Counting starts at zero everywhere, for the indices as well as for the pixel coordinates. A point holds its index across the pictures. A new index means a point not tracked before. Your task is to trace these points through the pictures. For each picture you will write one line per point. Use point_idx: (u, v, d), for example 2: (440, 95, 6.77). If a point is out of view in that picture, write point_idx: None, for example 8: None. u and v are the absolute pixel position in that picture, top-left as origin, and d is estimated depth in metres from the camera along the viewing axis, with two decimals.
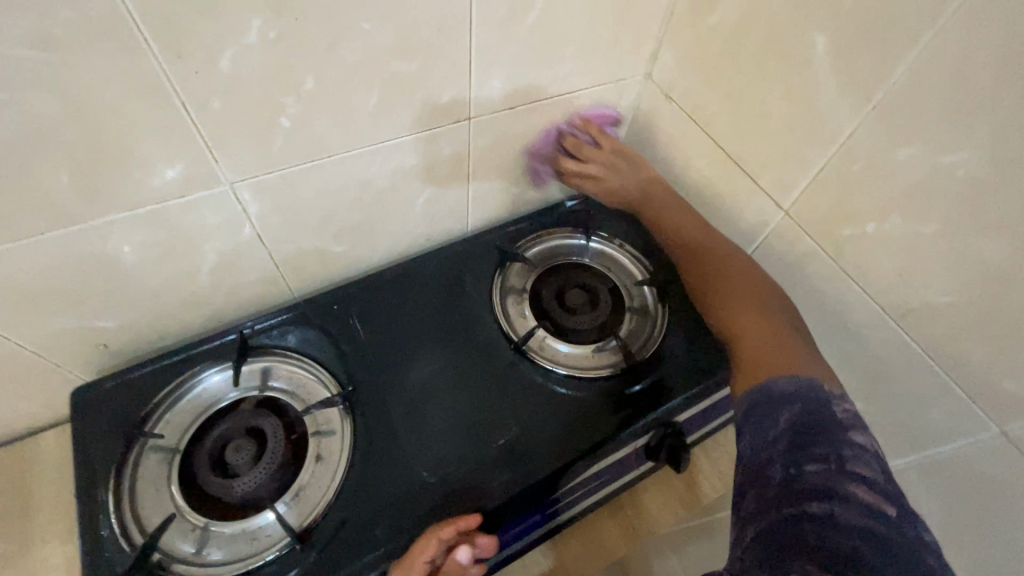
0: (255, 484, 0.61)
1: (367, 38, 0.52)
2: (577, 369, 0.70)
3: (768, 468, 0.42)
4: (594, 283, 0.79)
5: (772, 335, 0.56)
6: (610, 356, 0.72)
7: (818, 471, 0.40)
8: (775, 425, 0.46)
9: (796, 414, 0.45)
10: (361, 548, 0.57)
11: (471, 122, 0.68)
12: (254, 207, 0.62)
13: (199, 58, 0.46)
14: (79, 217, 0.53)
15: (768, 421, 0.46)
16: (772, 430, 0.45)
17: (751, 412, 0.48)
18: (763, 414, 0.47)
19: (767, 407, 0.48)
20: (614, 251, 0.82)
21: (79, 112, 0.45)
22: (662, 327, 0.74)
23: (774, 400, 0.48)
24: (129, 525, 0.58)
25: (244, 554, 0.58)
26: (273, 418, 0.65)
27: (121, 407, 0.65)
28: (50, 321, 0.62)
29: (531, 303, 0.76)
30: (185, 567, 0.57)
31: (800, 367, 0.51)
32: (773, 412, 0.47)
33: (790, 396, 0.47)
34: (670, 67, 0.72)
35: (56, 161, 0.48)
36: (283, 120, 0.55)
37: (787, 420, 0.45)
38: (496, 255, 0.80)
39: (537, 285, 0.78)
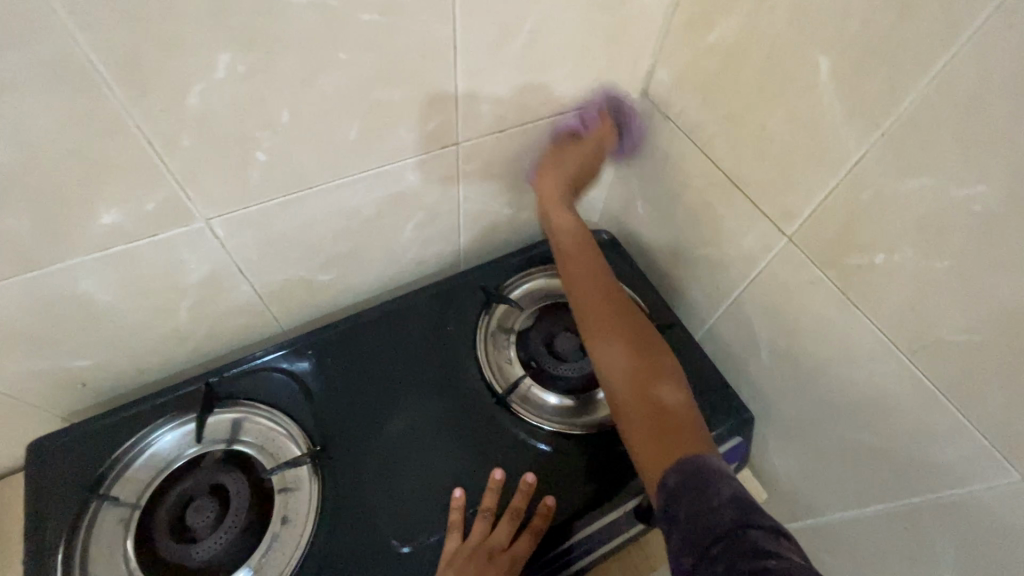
0: (214, 550, 0.58)
1: (346, 68, 0.50)
2: (563, 424, 0.67)
3: (714, 534, 0.41)
4: None
5: (665, 401, 0.56)
6: (599, 408, 0.69)
7: (762, 538, 0.40)
8: (716, 491, 0.44)
9: (734, 484, 0.45)
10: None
11: (459, 147, 0.65)
12: (232, 241, 0.59)
13: (166, 95, 0.44)
14: (47, 261, 0.50)
15: (706, 489, 0.45)
16: (713, 495, 0.44)
17: (686, 480, 0.46)
18: (700, 481, 0.46)
19: (699, 475, 0.47)
20: None
21: (39, 154, 0.43)
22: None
23: (703, 473, 0.47)
24: None
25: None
26: (238, 475, 0.62)
27: (77, 463, 0.62)
28: (23, 363, 0.59)
29: (517, 347, 0.74)
30: None
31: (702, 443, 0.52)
32: (710, 483, 0.45)
33: (718, 469, 0.47)
34: (666, 85, 0.69)
35: (17, 205, 0.45)
36: (259, 153, 0.52)
37: (729, 487, 0.45)
38: (481, 295, 0.77)
39: (526, 328, 0.76)
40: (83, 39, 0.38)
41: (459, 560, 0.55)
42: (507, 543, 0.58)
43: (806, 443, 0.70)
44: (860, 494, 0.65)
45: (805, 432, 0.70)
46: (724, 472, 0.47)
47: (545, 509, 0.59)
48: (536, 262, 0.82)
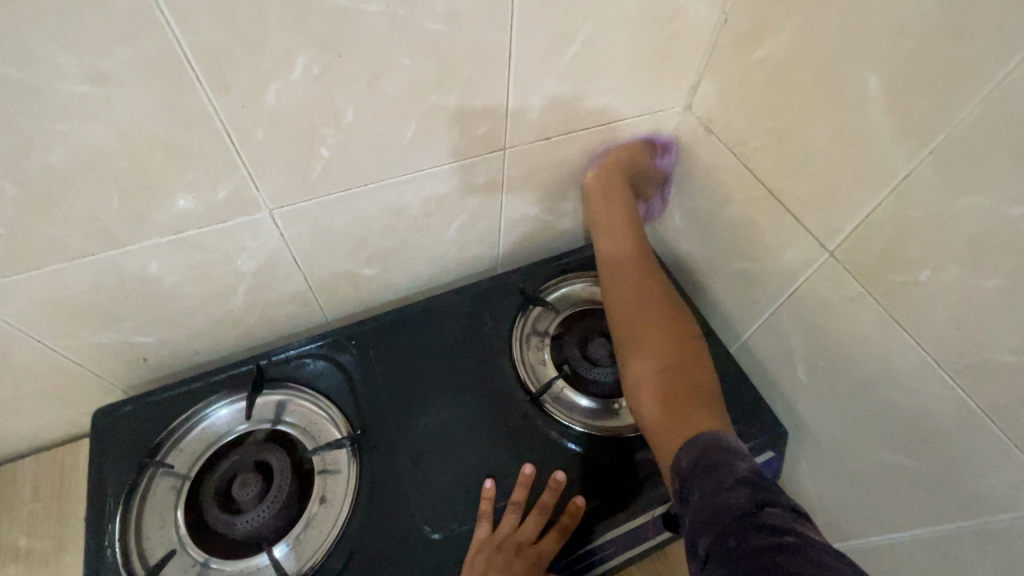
0: (258, 522, 0.61)
1: (407, 72, 0.53)
2: (594, 425, 0.68)
3: (730, 514, 0.41)
4: None
5: (691, 387, 0.60)
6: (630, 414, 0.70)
7: (777, 515, 0.40)
8: (727, 472, 0.46)
9: (749, 466, 0.46)
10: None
11: (506, 151, 0.68)
12: (289, 232, 0.63)
13: (248, 92, 0.48)
14: (126, 240, 0.55)
15: (719, 470, 0.46)
16: (727, 476, 0.45)
17: (700, 463, 0.49)
18: (713, 463, 0.47)
19: (713, 460, 0.48)
20: None
21: (131, 141, 0.47)
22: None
23: (714, 452, 0.49)
24: (131, 554, 0.59)
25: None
26: (282, 453, 0.65)
27: (137, 432, 0.66)
28: (94, 335, 0.64)
29: (551, 348, 0.76)
30: None
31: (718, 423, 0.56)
32: (720, 463, 0.47)
33: (732, 452, 0.48)
34: (711, 100, 0.71)
35: (107, 187, 0.49)
36: (322, 150, 0.56)
37: (742, 467, 0.46)
38: (519, 297, 0.79)
39: (560, 330, 0.77)
40: (183, 38, 0.42)
41: (488, 549, 0.57)
42: (533, 538, 0.59)
43: (841, 463, 0.69)
44: (896, 517, 0.64)
45: (840, 451, 0.69)
46: (736, 453, 0.48)
47: (574, 509, 0.61)
48: (573, 268, 0.84)
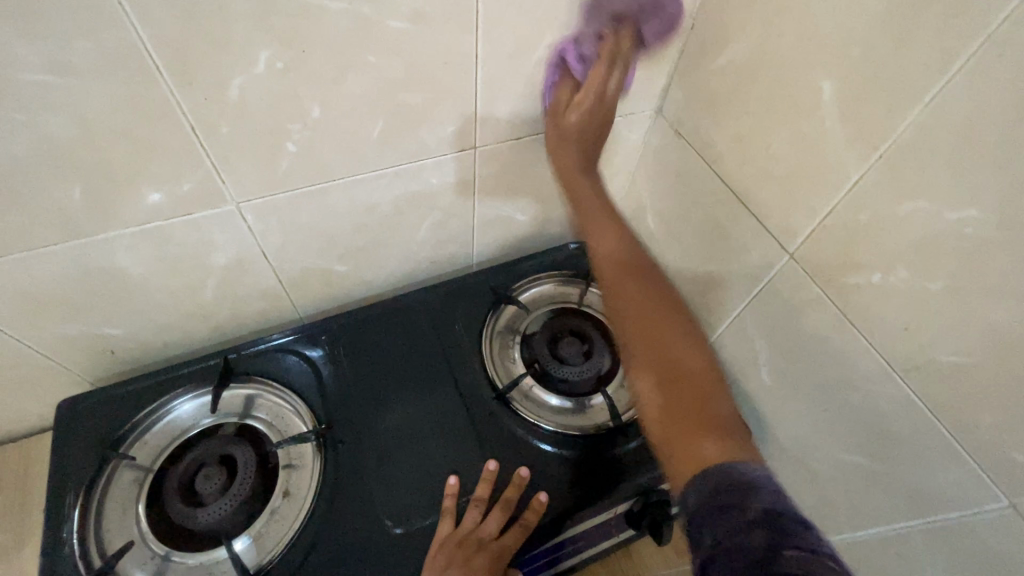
0: (219, 516, 0.61)
1: (373, 70, 0.53)
2: (561, 424, 0.69)
3: (746, 560, 0.36)
4: (587, 329, 0.78)
5: (706, 396, 0.50)
6: (596, 413, 0.71)
7: (794, 562, 0.35)
8: (741, 512, 0.38)
9: (767, 499, 0.39)
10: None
11: (476, 151, 0.69)
12: (258, 226, 0.63)
13: (211, 86, 0.48)
14: (90, 231, 0.55)
15: (732, 505, 0.39)
16: (741, 513, 0.38)
17: (711, 497, 0.41)
18: (725, 500, 0.40)
19: (726, 492, 0.40)
20: None
21: (92, 133, 0.47)
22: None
23: (729, 486, 0.41)
24: (89, 546, 0.59)
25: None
26: (247, 447, 0.65)
27: (101, 424, 0.66)
28: (59, 327, 0.64)
29: (521, 347, 0.76)
30: None
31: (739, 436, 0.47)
32: (735, 501, 0.39)
33: (749, 483, 0.41)
34: (680, 104, 0.72)
35: (70, 179, 0.49)
36: (289, 145, 0.56)
37: (760, 505, 0.38)
38: (491, 296, 0.80)
39: (530, 329, 0.78)
40: (143, 32, 0.42)
41: (449, 546, 0.57)
42: (494, 535, 0.59)
43: (802, 463, 0.70)
44: (853, 516, 0.65)
45: (801, 452, 0.70)
46: (751, 483, 0.40)
47: (537, 506, 0.61)
48: (546, 267, 0.84)
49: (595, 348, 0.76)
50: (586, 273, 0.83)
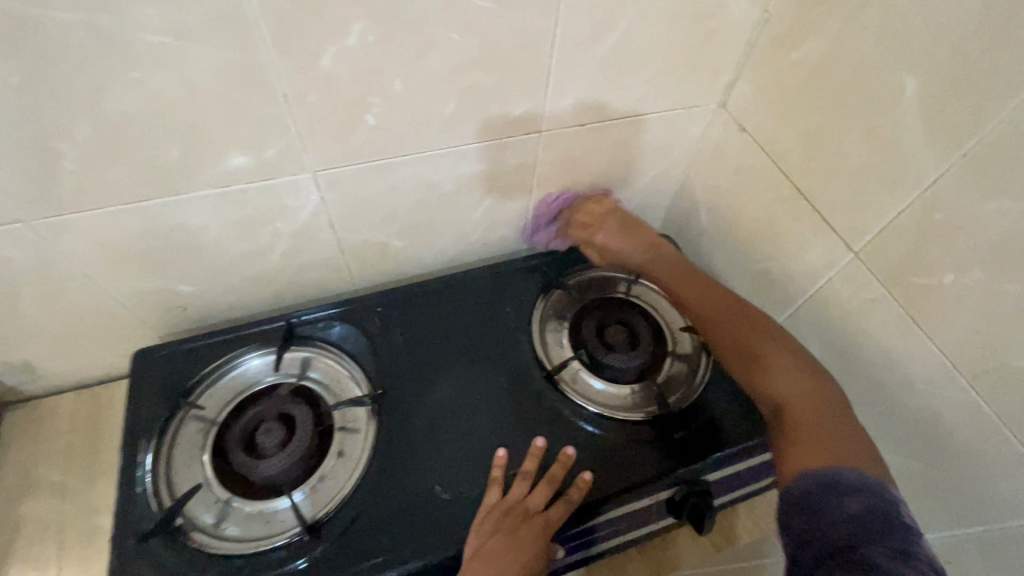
0: (278, 469, 0.63)
1: (454, 48, 0.55)
2: (608, 408, 0.70)
3: (833, 538, 0.43)
4: (635, 318, 0.78)
5: (829, 425, 0.54)
6: (643, 400, 0.72)
7: (876, 552, 0.41)
8: (840, 505, 0.45)
9: (863, 500, 0.45)
10: (363, 556, 0.58)
11: (541, 135, 0.70)
12: (329, 196, 0.66)
13: (306, 56, 0.50)
14: (180, 189, 0.58)
15: (830, 498, 0.46)
16: (838, 507, 0.45)
17: (813, 490, 0.48)
18: (825, 494, 0.47)
19: (829, 488, 0.47)
20: (663, 291, 0.82)
21: (195, 94, 0.50)
22: (703, 381, 0.72)
23: (828, 486, 0.47)
24: (160, 487, 0.62)
25: (256, 534, 0.60)
26: (306, 407, 0.67)
27: (172, 374, 0.70)
28: (139, 281, 0.67)
29: (570, 331, 0.77)
30: (202, 536, 0.60)
31: (867, 455, 0.51)
32: (829, 501, 0.46)
33: (848, 486, 0.47)
34: (745, 98, 0.72)
35: (170, 138, 0.53)
36: (368, 118, 0.58)
37: (854, 503, 0.45)
38: (541, 280, 0.81)
39: (579, 314, 0.79)
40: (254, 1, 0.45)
41: (495, 513, 0.59)
42: (540, 507, 0.61)
43: None
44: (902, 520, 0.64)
45: None
46: (849, 484, 0.47)
47: (581, 484, 0.62)
48: (597, 255, 0.85)
49: (643, 337, 0.76)
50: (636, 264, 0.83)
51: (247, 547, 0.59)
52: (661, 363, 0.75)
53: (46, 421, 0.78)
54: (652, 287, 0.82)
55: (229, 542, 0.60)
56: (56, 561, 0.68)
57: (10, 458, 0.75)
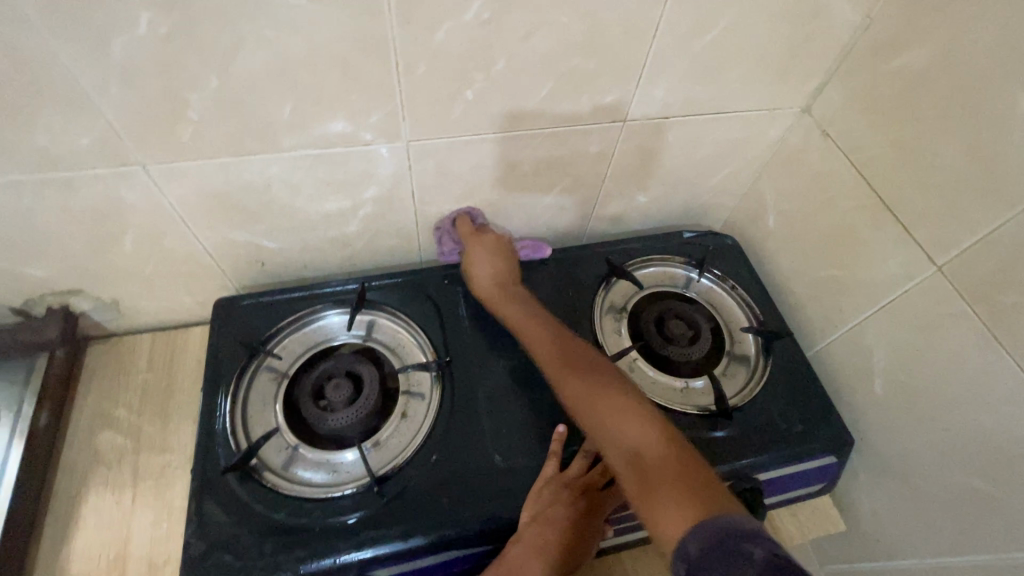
0: (345, 423, 0.65)
1: (562, 31, 0.56)
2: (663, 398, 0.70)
3: None
4: (695, 315, 0.78)
5: (687, 467, 0.50)
6: (698, 396, 0.71)
7: None
8: (745, 561, 0.39)
9: (765, 549, 0.39)
10: (418, 515, 0.60)
11: (625, 124, 0.71)
12: (416, 165, 0.68)
13: (424, 27, 0.52)
14: (286, 146, 0.60)
15: (732, 559, 0.39)
16: (746, 567, 0.38)
17: (709, 549, 0.41)
18: (725, 552, 0.40)
19: (723, 545, 0.40)
20: (722, 292, 0.82)
21: (317, 57, 0.52)
22: (761, 382, 0.73)
23: (725, 537, 0.41)
24: (238, 428, 0.65)
25: (321, 482, 0.63)
26: (372, 367, 0.70)
27: (251, 324, 0.73)
28: (229, 232, 0.71)
29: (629, 323, 0.77)
30: (273, 477, 0.63)
31: (725, 501, 0.46)
32: (738, 561, 0.39)
33: (737, 536, 0.41)
34: (833, 104, 0.71)
35: (286, 96, 0.55)
36: (468, 93, 0.60)
37: (760, 554, 0.39)
38: (604, 267, 0.82)
39: (639, 307, 0.79)
40: None
41: (553, 485, 0.61)
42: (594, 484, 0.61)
43: (904, 481, 0.69)
44: (955, 541, 0.64)
45: (910, 469, 0.68)
46: (745, 534, 0.41)
47: None
48: (660, 249, 0.86)
49: (702, 333, 0.76)
50: (700, 260, 0.83)
51: (315, 492, 0.61)
52: (718, 360, 0.75)
53: (126, 357, 0.82)
54: (709, 288, 0.83)
55: (297, 485, 0.62)
56: (130, 487, 0.72)
57: (89, 389, 0.79)
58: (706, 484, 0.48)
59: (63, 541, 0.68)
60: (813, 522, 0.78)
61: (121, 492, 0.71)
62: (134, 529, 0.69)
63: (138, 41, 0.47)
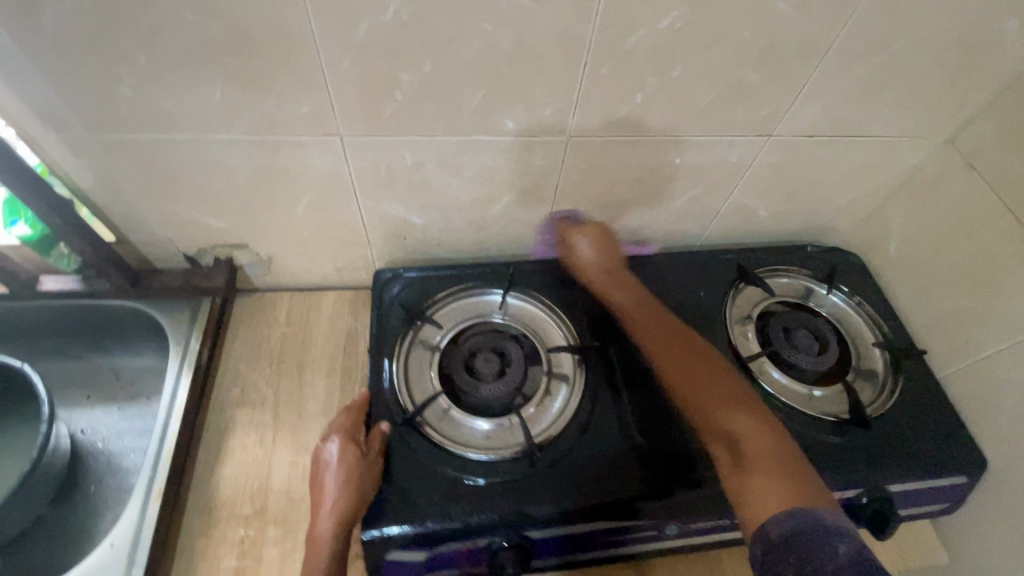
0: (495, 394, 0.70)
1: (740, 45, 0.60)
2: (795, 401, 0.72)
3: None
4: (824, 327, 0.79)
5: (777, 458, 0.53)
6: (829, 404, 0.73)
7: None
8: (826, 550, 0.42)
9: (849, 545, 0.43)
10: (573, 486, 0.63)
11: (770, 139, 0.74)
12: (569, 159, 0.73)
13: (620, 32, 0.57)
14: (464, 130, 0.66)
15: (814, 546, 0.43)
16: (827, 556, 0.42)
17: (792, 534, 0.45)
18: (809, 539, 0.44)
19: (807, 534, 0.44)
20: (851, 309, 0.83)
21: (520, 52, 0.58)
22: (892, 398, 0.74)
23: (810, 527, 0.45)
24: (401, 387, 0.71)
25: (479, 443, 0.67)
26: (518, 346, 0.74)
27: (407, 293, 0.79)
28: (387, 205, 0.77)
29: (755, 328, 0.79)
30: (433, 435, 0.67)
31: (813, 493, 0.50)
32: (818, 548, 0.43)
33: (824, 528, 0.45)
34: (983, 136, 0.72)
35: (480, 85, 0.61)
36: (637, 96, 0.64)
37: (843, 549, 0.42)
38: (733, 273, 0.85)
39: (765, 313, 0.81)
40: None
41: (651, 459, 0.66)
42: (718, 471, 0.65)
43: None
44: None
45: None
46: (832, 530, 0.44)
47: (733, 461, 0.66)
48: (785, 263, 0.88)
49: (832, 345, 0.77)
50: (830, 276, 0.85)
51: (474, 453, 0.66)
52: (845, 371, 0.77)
53: (267, 310, 0.89)
54: (836, 305, 0.84)
55: (457, 445, 0.66)
56: (270, 428, 0.78)
57: (235, 335, 0.86)
58: (797, 476, 0.51)
59: (214, 469, 0.75)
60: (916, 551, 0.77)
61: (262, 431, 0.78)
62: (274, 466, 0.75)
63: (380, 25, 0.53)
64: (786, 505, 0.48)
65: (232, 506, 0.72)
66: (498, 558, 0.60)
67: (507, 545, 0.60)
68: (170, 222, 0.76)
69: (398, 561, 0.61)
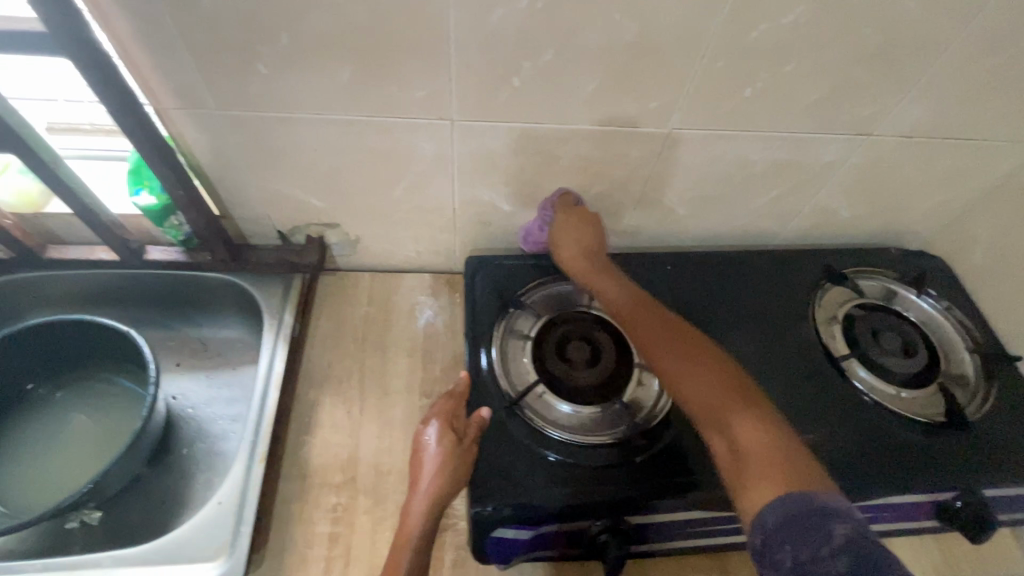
0: (587, 380, 0.73)
1: (858, 42, 0.60)
2: (888, 402, 0.73)
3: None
4: (913, 331, 0.80)
5: (781, 451, 0.50)
6: (921, 405, 0.73)
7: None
8: (825, 536, 0.41)
9: (844, 526, 0.41)
10: (672, 476, 0.65)
11: (868, 138, 0.73)
12: (666, 152, 0.74)
13: (742, 25, 0.58)
14: (571, 119, 0.67)
15: (808, 533, 0.42)
16: (822, 542, 0.41)
17: (785, 521, 0.43)
18: (803, 523, 0.42)
19: (803, 521, 0.43)
20: (940, 313, 0.82)
21: (640, 43, 0.59)
22: (984, 403, 0.74)
23: (801, 512, 0.43)
24: (498, 370, 0.73)
25: (577, 428, 0.69)
26: (609, 336, 0.76)
27: (499, 280, 0.82)
28: (481, 191, 0.79)
29: (844, 328, 0.80)
30: (533, 418, 0.69)
31: (813, 479, 0.47)
32: (815, 532, 0.41)
33: (817, 513, 0.43)
34: None
35: (596, 75, 0.62)
36: (746, 91, 0.65)
37: (839, 530, 0.41)
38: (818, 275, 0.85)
39: (853, 314, 0.81)
40: None
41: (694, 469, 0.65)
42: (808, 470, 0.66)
43: None
44: None
45: None
46: (823, 512, 0.43)
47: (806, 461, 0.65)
48: (868, 266, 0.88)
49: (921, 348, 0.78)
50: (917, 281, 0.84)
51: (573, 437, 0.68)
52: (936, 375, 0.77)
53: (350, 290, 0.92)
54: (925, 309, 0.83)
55: (556, 429, 0.68)
56: (358, 402, 0.81)
57: (321, 312, 0.89)
58: (797, 464, 0.49)
59: (305, 438, 0.78)
60: (998, 557, 0.76)
61: (350, 405, 0.81)
62: (362, 439, 0.78)
63: (512, 12, 0.55)
64: (776, 492, 0.46)
65: (324, 474, 0.75)
66: (599, 541, 0.62)
67: (605, 528, 0.62)
68: (273, 199, 0.79)
69: (503, 536, 0.63)
